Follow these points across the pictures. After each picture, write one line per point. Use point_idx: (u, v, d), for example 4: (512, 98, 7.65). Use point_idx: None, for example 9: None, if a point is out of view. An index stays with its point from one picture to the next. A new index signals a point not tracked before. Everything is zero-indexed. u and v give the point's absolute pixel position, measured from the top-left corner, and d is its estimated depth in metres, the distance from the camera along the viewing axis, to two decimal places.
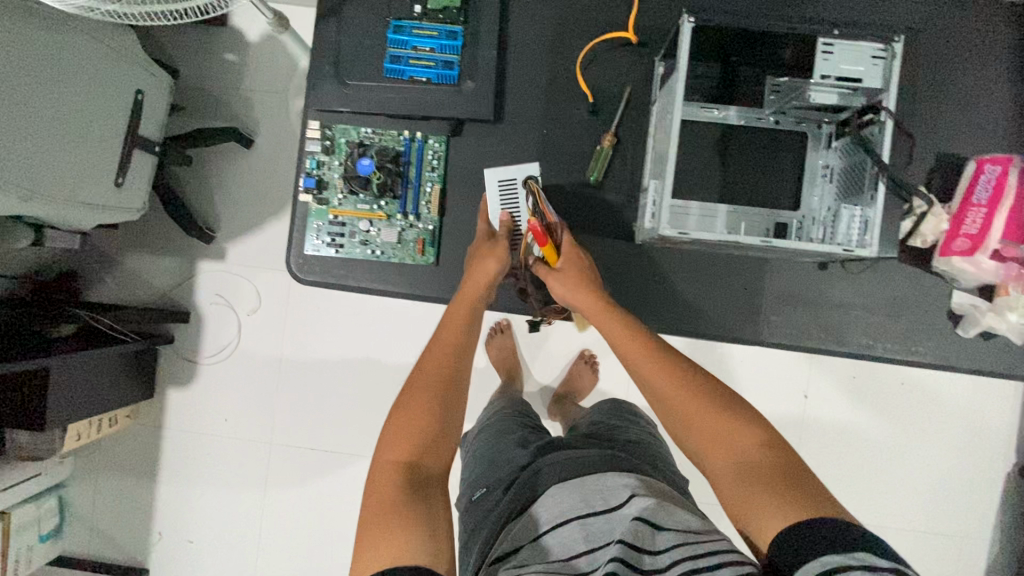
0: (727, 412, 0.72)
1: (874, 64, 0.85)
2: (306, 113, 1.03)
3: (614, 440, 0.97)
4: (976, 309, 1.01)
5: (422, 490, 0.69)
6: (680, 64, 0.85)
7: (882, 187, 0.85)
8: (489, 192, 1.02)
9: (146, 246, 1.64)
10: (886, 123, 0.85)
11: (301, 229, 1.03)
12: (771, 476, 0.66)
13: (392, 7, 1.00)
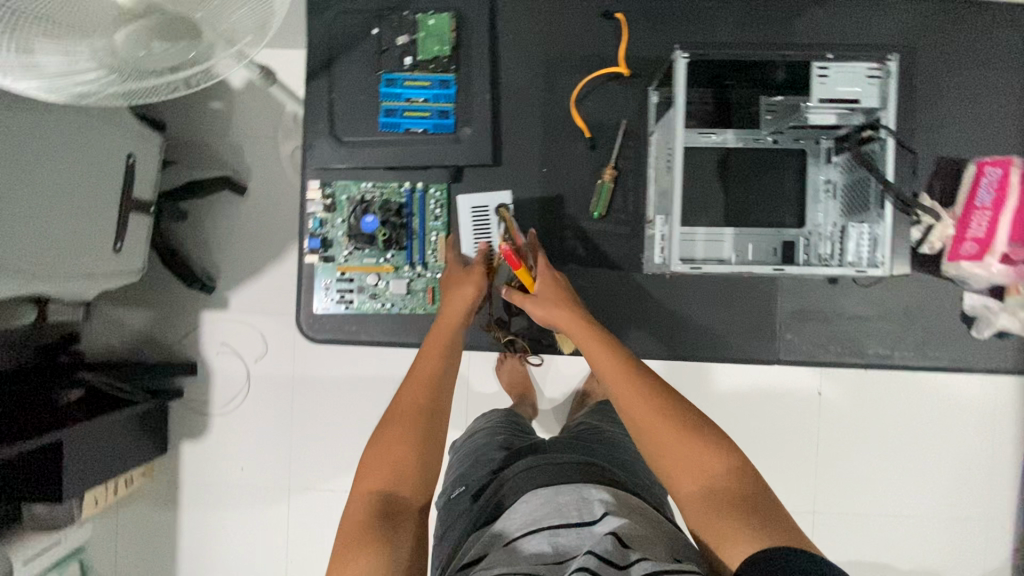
0: (700, 435, 0.73)
1: (869, 84, 0.85)
2: (305, 172, 1.02)
3: (596, 439, 0.99)
4: (989, 310, 1.01)
5: (395, 516, 0.69)
6: (677, 102, 0.85)
7: (889, 206, 0.86)
8: (462, 218, 1.02)
9: (148, 303, 1.64)
10: (887, 141, 0.85)
11: (309, 288, 1.03)
12: (738, 505, 0.67)
13: (382, 60, 0.99)
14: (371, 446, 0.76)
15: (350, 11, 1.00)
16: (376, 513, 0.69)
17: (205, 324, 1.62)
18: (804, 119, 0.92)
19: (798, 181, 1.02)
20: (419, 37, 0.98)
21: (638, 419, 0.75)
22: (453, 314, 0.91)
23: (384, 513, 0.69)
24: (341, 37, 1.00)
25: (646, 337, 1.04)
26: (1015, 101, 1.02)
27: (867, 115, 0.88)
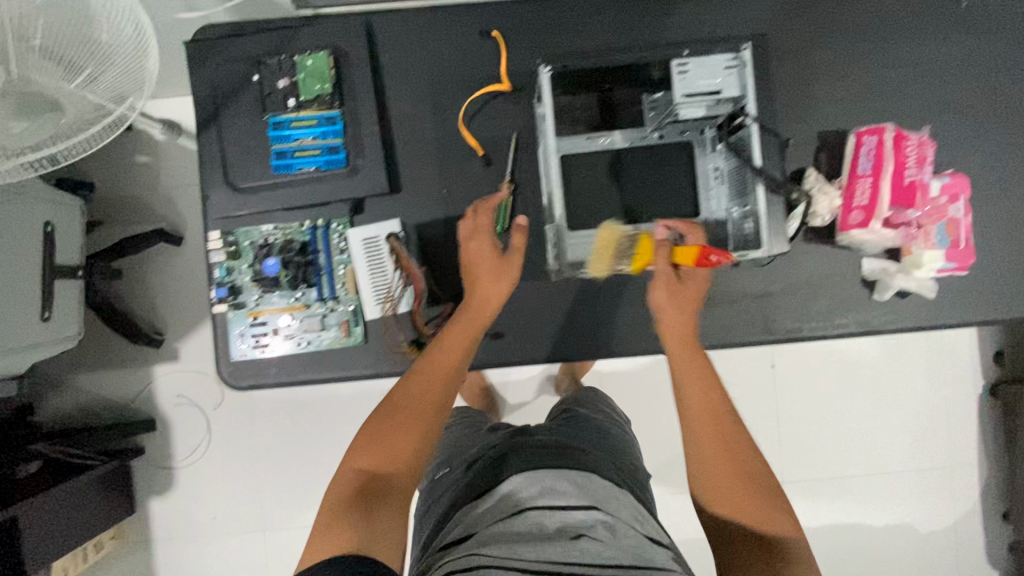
0: (763, 488, 0.77)
1: (728, 73, 0.95)
2: (205, 223, 1.03)
3: (580, 427, 1.02)
4: (886, 273, 1.04)
5: (379, 504, 0.71)
6: (547, 105, 0.97)
7: (762, 185, 0.96)
8: (354, 254, 1.01)
9: (97, 363, 1.64)
10: (753, 125, 0.94)
11: (224, 337, 1.03)
12: (772, 555, 0.71)
13: (266, 105, 1.00)
14: (400, 428, 0.79)
15: (230, 60, 1.02)
16: (363, 494, 0.72)
17: (156, 379, 1.64)
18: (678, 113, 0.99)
19: (688, 172, 1.02)
20: (299, 79, 1.00)
21: (704, 446, 0.80)
22: (476, 320, 0.92)
23: (370, 494, 0.72)
24: (224, 87, 1.01)
25: (563, 342, 1.07)
26: (882, 70, 1.06)
27: (735, 103, 0.97)
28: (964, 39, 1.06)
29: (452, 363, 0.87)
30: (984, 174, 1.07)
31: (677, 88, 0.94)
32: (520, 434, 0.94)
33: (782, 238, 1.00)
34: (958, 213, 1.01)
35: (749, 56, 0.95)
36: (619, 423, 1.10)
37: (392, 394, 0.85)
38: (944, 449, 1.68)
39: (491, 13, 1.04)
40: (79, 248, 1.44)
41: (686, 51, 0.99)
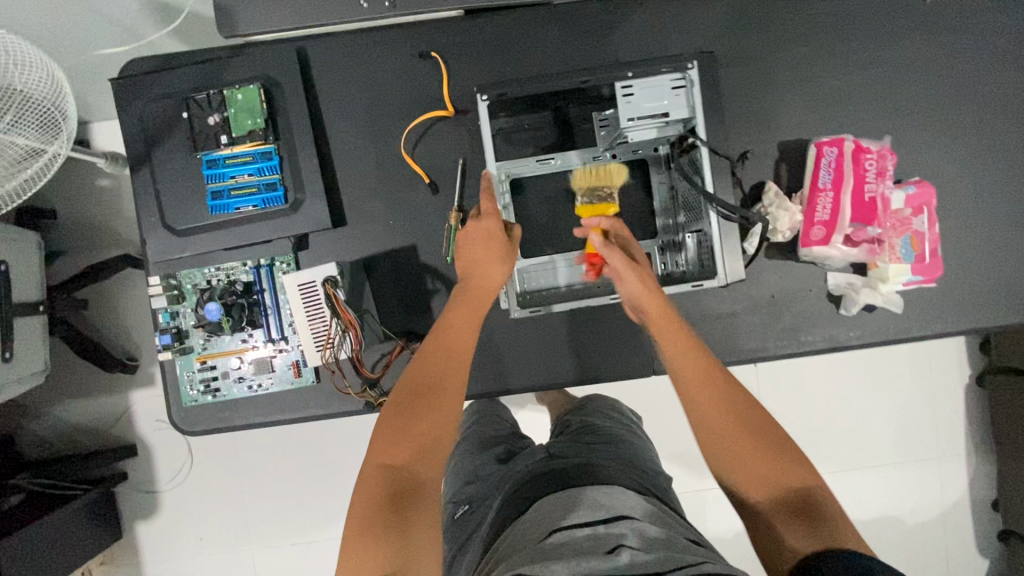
0: (774, 445, 0.75)
1: (676, 94, 0.90)
2: (147, 268, 1.00)
3: (594, 437, 0.96)
4: (852, 287, 1.00)
5: (406, 503, 0.73)
6: (485, 133, 0.95)
7: (715, 214, 0.90)
8: (291, 299, 0.95)
9: (62, 393, 1.59)
10: (704, 148, 0.89)
11: (173, 383, 1.01)
12: (803, 519, 0.69)
13: (198, 142, 0.96)
14: (419, 421, 0.80)
15: (159, 96, 0.97)
16: (390, 495, 0.74)
17: (134, 404, 1.58)
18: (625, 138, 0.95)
19: (645, 191, 0.99)
20: (230, 114, 0.95)
21: (705, 415, 0.79)
22: (473, 311, 0.91)
23: (397, 493, 0.74)
24: (154, 125, 0.97)
25: (525, 370, 1.02)
26: (843, 74, 1.01)
27: (684, 126, 0.92)
28: (926, 36, 1.01)
29: (461, 353, 0.87)
30: (949, 178, 1.03)
31: (620, 113, 0.91)
32: (535, 458, 0.90)
33: (739, 266, 0.93)
34: (922, 225, 0.97)
35: (696, 75, 0.90)
36: (630, 426, 1.04)
37: (405, 391, 0.84)
38: (928, 441, 1.60)
39: (429, 33, 0.99)
40: (38, 282, 1.38)
41: (631, 73, 0.93)
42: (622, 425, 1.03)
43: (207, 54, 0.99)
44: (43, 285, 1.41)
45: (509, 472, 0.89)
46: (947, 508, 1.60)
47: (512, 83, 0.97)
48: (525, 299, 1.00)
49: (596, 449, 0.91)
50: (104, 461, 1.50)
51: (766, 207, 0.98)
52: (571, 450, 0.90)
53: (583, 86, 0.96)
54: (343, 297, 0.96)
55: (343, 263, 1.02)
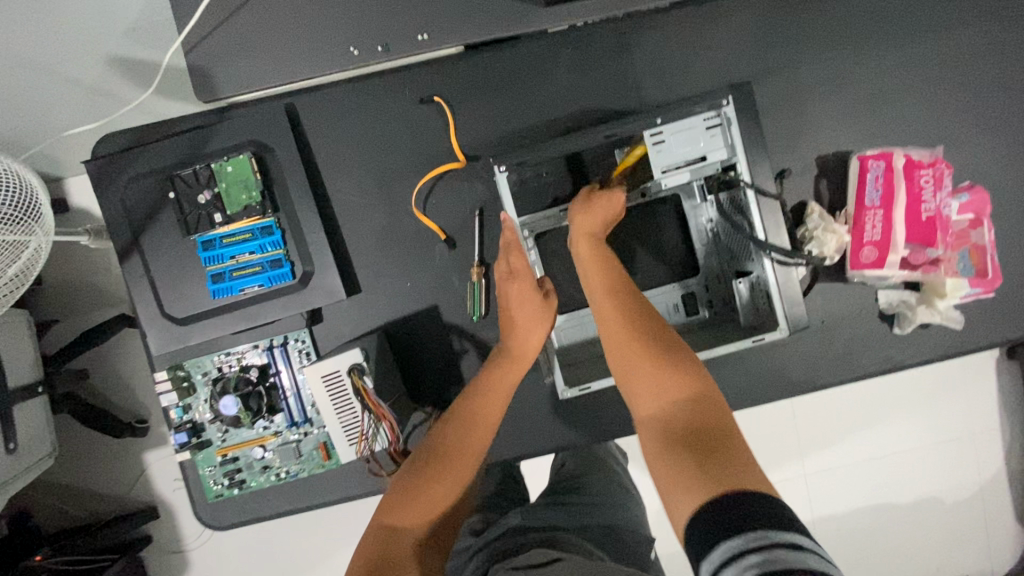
0: (677, 363, 0.71)
1: (711, 135, 0.81)
2: (153, 362, 0.94)
3: (576, 498, 0.87)
4: (906, 305, 0.93)
5: (398, 575, 0.64)
6: (506, 202, 0.87)
7: (769, 261, 0.82)
8: (316, 393, 0.87)
9: (49, 472, 1.36)
10: (748, 192, 0.82)
11: (196, 479, 0.95)
12: (695, 445, 0.63)
13: (189, 224, 0.88)
14: (429, 486, 0.73)
15: (142, 175, 0.89)
16: (382, 560, 0.65)
17: (151, 466, 1.36)
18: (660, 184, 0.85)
19: (680, 230, 0.93)
20: (222, 189, 0.87)
21: (618, 337, 0.76)
22: (512, 374, 0.84)
23: (392, 559, 0.66)
24: (140, 208, 0.89)
25: (567, 426, 0.95)
26: (884, 77, 0.93)
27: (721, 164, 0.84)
28: (968, 26, 0.92)
29: (493, 416, 0.81)
30: (1002, 177, 0.95)
31: (653, 163, 0.82)
32: (510, 522, 0.80)
33: (801, 312, 0.83)
34: (983, 238, 0.91)
35: (733, 112, 0.82)
36: (616, 483, 0.95)
37: (426, 449, 0.77)
38: (960, 418, 1.33)
39: (429, 76, 0.91)
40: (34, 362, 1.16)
41: (659, 117, 0.83)
42: (603, 475, 0.96)
43: (190, 124, 0.91)
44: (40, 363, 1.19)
45: (480, 540, 0.79)
46: (980, 487, 1.34)
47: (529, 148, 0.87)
48: (564, 356, 0.94)
49: (576, 514, 0.82)
50: (131, 525, 1.30)
51: (811, 230, 0.91)
52: (549, 516, 0.80)
53: (609, 140, 0.85)
54: (373, 387, 0.87)
55: (362, 334, 0.94)
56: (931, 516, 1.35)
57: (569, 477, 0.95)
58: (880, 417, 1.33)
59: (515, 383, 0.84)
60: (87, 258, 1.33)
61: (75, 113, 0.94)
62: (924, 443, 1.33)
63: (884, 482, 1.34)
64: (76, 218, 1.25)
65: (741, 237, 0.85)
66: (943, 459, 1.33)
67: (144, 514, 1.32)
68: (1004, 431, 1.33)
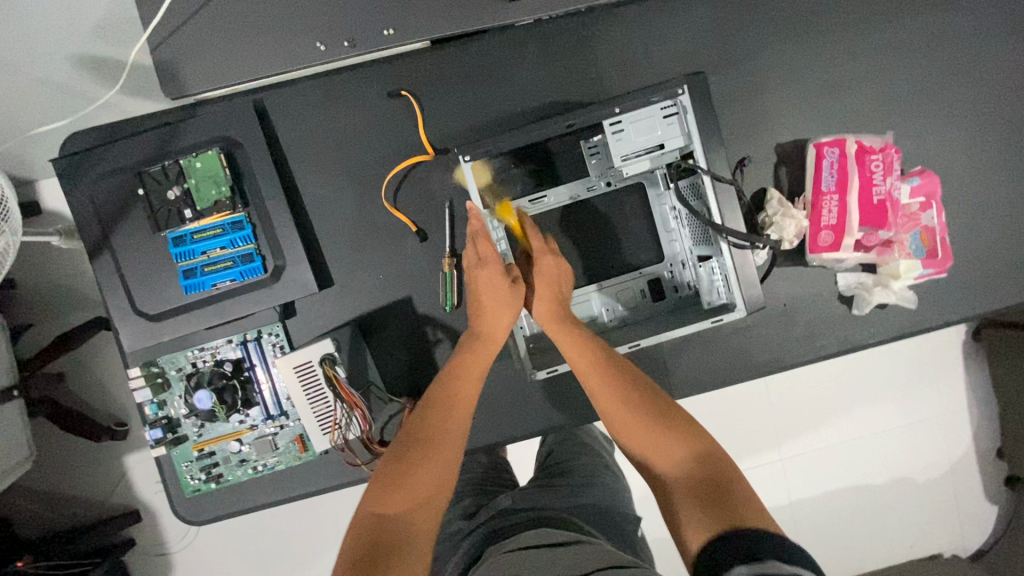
0: (678, 422, 0.74)
1: (668, 124, 0.85)
2: (125, 359, 0.94)
3: (565, 478, 0.90)
4: (864, 287, 0.96)
5: (391, 552, 0.64)
6: (472, 193, 0.89)
7: (723, 246, 0.85)
8: (289, 384, 0.88)
9: (27, 476, 1.35)
10: (705, 180, 0.84)
11: (173, 475, 0.96)
12: (702, 493, 0.65)
13: (159, 221, 0.88)
14: (411, 467, 0.74)
15: (110, 173, 0.89)
16: (373, 540, 0.66)
17: (131, 469, 1.35)
18: (621, 173, 0.91)
19: (645, 218, 0.97)
20: (191, 185, 0.88)
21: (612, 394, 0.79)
22: (483, 355, 0.86)
23: (383, 540, 0.66)
24: (109, 205, 0.89)
25: (541, 412, 0.97)
26: (839, 66, 0.96)
27: (679, 152, 0.88)
28: (917, 16, 0.96)
29: (470, 393, 0.83)
30: (952, 162, 0.99)
31: (612, 151, 0.86)
32: (501, 507, 0.83)
33: (756, 292, 0.87)
34: (932, 220, 0.96)
35: (688, 99, 0.85)
36: (605, 464, 0.97)
37: (409, 434, 0.78)
38: (928, 401, 1.37)
39: (396, 70, 0.92)
40: (8, 364, 1.15)
41: (618, 106, 0.86)
42: (588, 456, 0.98)
43: (157, 121, 0.92)
44: (14, 366, 1.17)
45: (474, 524, 0.83)
46: (950, 467, 1.39)
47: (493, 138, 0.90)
48: (534, 342, 0.98)
49: (564, 494, 0.85)
50: (111, 528, 1.29)
51: (771, 215, 0.94)
52: (538, 498, 0.83)
53: (571, 130, 0.88)
54: (344, 375, 0.90)
55: (337, 327, 0.95)
56: (901, 493, 1.39)
57: (558, 461, 0.97)
58: (851, 399, 1.36)
59: (489, 361, 0.87)
60: (60, 260, 1.32)
61: (42, 111, 0.94)
62: (893, 422, 1.37)
63: (856, 462, 1.38)
64: (51, 220, 1.25)
65: (700, 222, 0.88)
66: (912, 437, 1.38)
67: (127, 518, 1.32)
68: (968, 408, 1.38)
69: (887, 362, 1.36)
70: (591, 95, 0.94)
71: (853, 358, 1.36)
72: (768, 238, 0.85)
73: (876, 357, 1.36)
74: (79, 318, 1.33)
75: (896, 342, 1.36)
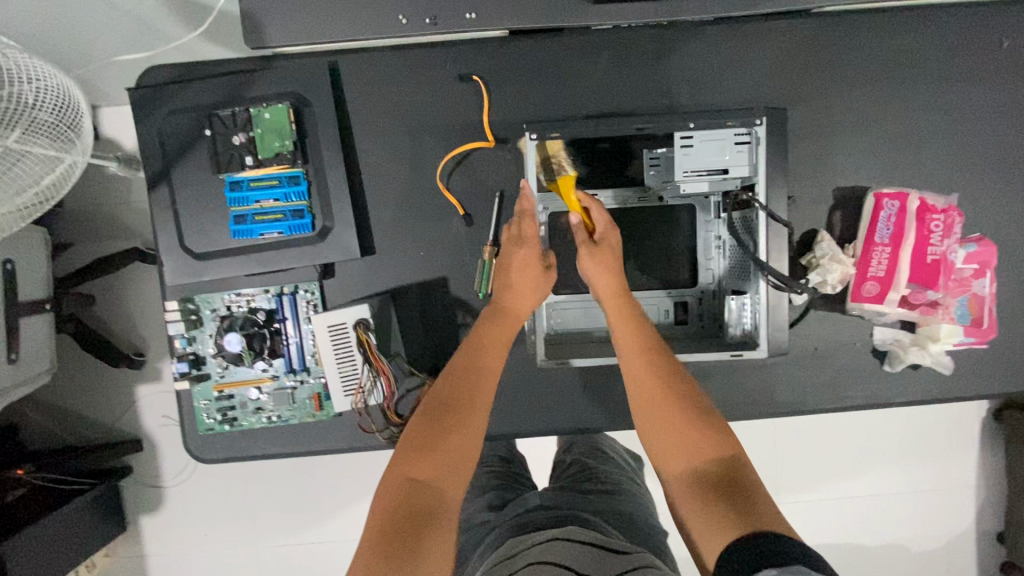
0: (707, 420, 0.75)
1: (738, 151, 0.86)
2: (164, 291, 0.96)
3: (593, 483, 0.90)
4: (899, 345, 0.95)
5: (427, 522, 0.67)
6: (528, 172, 0.90)
7: (763, 283, 0.86)
8: (320, 340, 0.92)
9: (46, 388, 1.39)
10: (759, 214, 0.85)
11: (190, 412, 0.98)
12: (728, 492, 0.68)
13: (220, 163, 0.90)
14: (441, 437, 0.75)
15: (180, 110, 0.91)
16: (409, 510, 0.68)
17: (144, 399, 1.39)
18: (677, 188, 0.89)
19: (687, 238, 0.95)
20: (257, 134, 0.90)
21: (638, 387, 0.80)
22: (507, 330, 0.87)
23: (418, 509, 0.69)
24: (174, 140, 0.92)
25: (552, 411, 0.98)
26: (909, 122, 0.95)
27: (741, 181, 0.88)
28: (1000, 84, 0.94)
29: (496, 356, 0.85)
30: (1009, 237, 0.97)
31: (676, 164, 0.87)
32: (532, 504, 0.82)
33: (781, 334, 0.90)
34: (983, 289, 0.94)
35: (765, 132, 0.86)
36: (631, 477, 0.97)
37: (431, 391, 0.80)
38: (939, 473, 1.35)
39: (471, 54, 0.93)
40: (46, 279, 1.18)
41: (692, 123, 0.88)
42: (609, 466, 0.98)
43: (231, 68, 0.93)
44: (51, 281, 1.20)
45: (504, 517, 0.83)
46: (948, 542, 1.36)
47: (562, 124, 0.91)
48: (554, 339, 0.99)
49: (592, 498, 0.85)
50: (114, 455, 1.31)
51: (817, 257, 0.93)
52: (569, 499, 0.83)
53: (639, 134, 0.90)
54: (375, 341, 0.93)
55: (370, 295, 0.96)
56: (894, 557, 1.37)
57: (580, 468, 0.97)
58: (862, 457, 1.34)
59: (514, 333, 0.88)
60: (112, 187, 1.36)
61: (125, 43, 0.96)
62: (899, 487, 1.35)
63: (855, 521, 1.35)
64: (110, 146, 1.28)
65: (743, 255, 0.88)
66: (915, 506, 1.35)
67: (130, 446, 1.35)
68: (978, 488, 1.35)
69: (904, 427, 1.34)
70: (660, 106, 0.94)
71: (870, 416, 1.34)
72: (805, 285, 0.86)
73: (893, 419, 1.34)
74: (119, 246, 1.36)
75: (915, 407, 1.34)
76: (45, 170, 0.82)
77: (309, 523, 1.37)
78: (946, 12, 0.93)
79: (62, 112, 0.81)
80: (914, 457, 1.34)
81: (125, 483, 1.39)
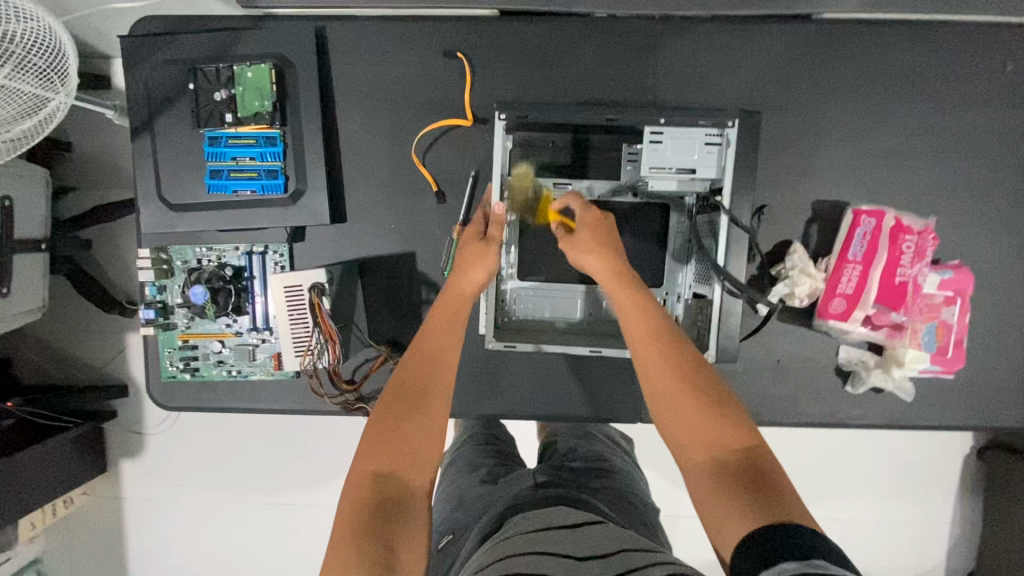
0: (720, 405, 0.68)
1: (707, 151, 0.84)
2: (139, 238, 0.98)
3: (588, 461, 0.90)
4: (864, 366, 0.94)
5: (398, 514, 0.65)
6: (494, 157, 0.87)
7: (717, 288, 0.85)
8: (275, 299, 0.90)
9: (37, 326, 1.43)
10: (721, 219, 0.83)
11: (154, 358, 1.00)
12: (749, 481, 0.61)
13: (200, 118, 0.92)
14: (401, 427, 0.72)
15: (168, 62, 0.93)
16: (378, 503, 0.65)
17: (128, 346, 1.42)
18: (645, 185, 0.89)
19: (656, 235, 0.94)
20: (238, 92, 0.91)
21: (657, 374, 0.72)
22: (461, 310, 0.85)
23: (384, 502, 0.66)
24: (159, 92, 0.93)
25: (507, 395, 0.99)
26: (900, 140, 0.93)
27: (710, 183, 0.86)
28: (999, 109, 0.91)
29: (450, 338, 0.82)
30: (991, 267, 0.94)
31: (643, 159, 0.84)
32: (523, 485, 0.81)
33: (734, 343, 0.88)
34: (951, 317, 0.92)
35: (736, 135, 0.84)
36: (622, 456, 0.97)
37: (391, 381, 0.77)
38: (912, 503, 1.32)
39: (459, 31, 0.93)
40: (41, 218, 1.21)
41: (664, 119, 0.86)
42: (601, 445, 0.98)
43: (223, 24, 0.94)
44: (47, 222, 1.23)
45: (497, 495, 0.82)
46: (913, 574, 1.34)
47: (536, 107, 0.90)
48: (516, 324, 0.98)
49: (585, 477, 0.85)
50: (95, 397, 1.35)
51: (787, 269, 0.91)
52: (564, 479, 0.82)
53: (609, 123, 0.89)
54: (328, 306, 0.91)
55: (337, 262, 0.97)
56: None
57: (573, 446, 0.96)
58: (835, 479, 1.32)
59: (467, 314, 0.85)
60: (113, 136, 1.38)
61: None
62: (870, 514, 1.33)
63: None
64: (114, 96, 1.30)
65: (705, 259, 0.87)
66: (884, 534, 1.33)
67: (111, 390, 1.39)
68: (949, 523, 1.33)
69: (881, 453, 1.31)
70: (641, 100, 0.93)
71: (845, 439, 1.31)
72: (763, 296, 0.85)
73: (872, 445, 1.31)
74: (116, 195, 1.39)
75: (892, 434, 1.31)
76: (32, 105, 0.84)
77: (277, 483, 1.40)
78: (949, 29, 0.90)
79: (32, 49, 0.79)
80: (888, 484, 1.32)
81: (105, 426, 1.42)
